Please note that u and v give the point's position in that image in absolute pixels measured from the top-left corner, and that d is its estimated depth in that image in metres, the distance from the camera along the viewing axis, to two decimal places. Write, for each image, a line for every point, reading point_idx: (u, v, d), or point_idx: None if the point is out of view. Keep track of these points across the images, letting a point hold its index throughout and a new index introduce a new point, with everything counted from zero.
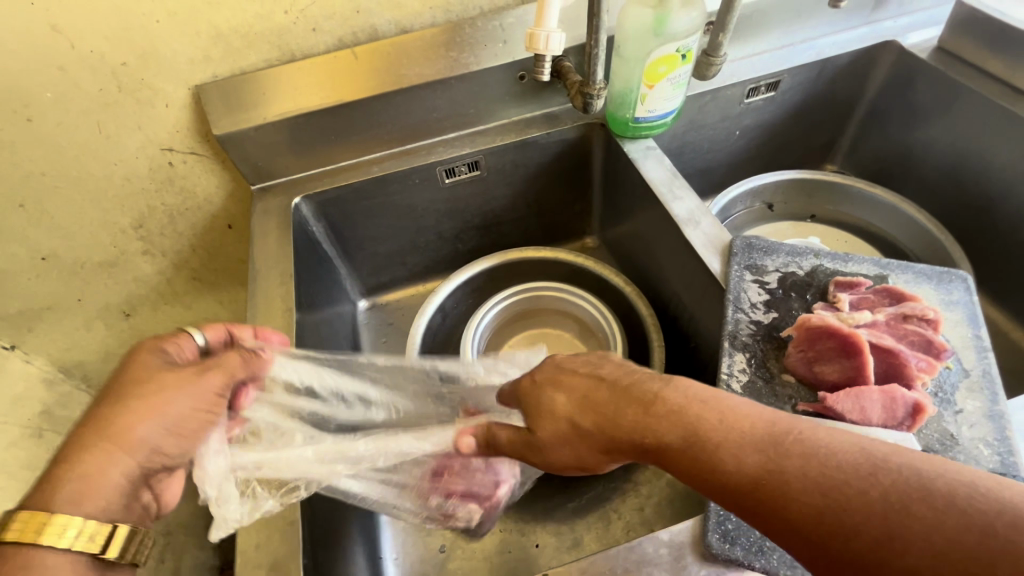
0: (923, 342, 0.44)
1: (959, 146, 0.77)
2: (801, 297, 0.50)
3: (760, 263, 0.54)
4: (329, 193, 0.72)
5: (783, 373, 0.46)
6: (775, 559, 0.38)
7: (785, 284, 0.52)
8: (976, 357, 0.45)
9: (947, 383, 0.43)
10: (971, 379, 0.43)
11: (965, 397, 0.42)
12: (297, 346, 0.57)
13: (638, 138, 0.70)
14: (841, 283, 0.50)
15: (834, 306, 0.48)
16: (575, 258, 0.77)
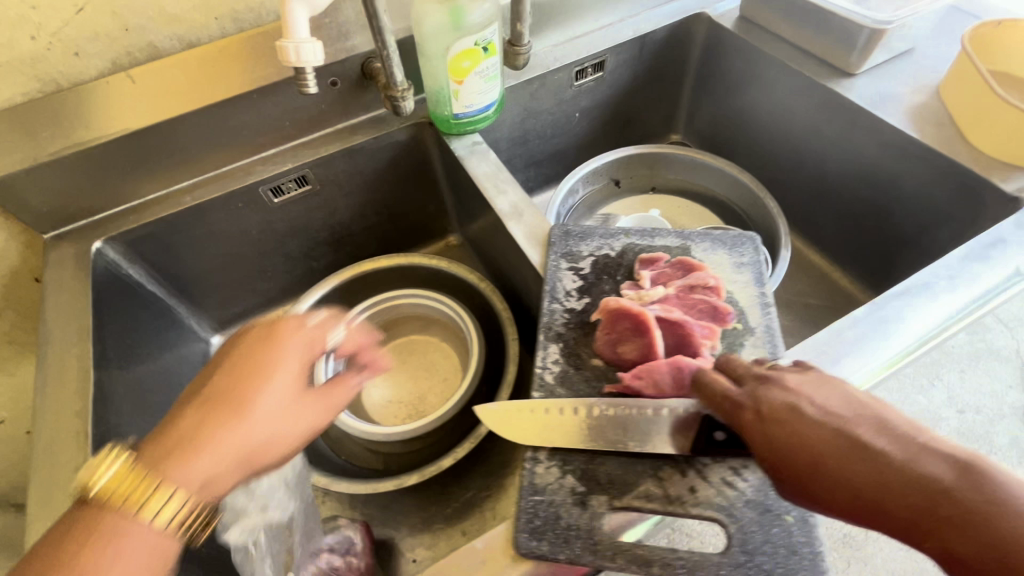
0: (708, 310, 0.47)
1: (769, 107, 0.82)
2: (612, 279, 0.52)
3: (575, 249, 0.55)
4: (137, 230, 0.65)
5: (592, 357, 0.47)
6: (579, 547, 0.38)
7: (597, 267, 0.53)
8: (761, 314, 0.48)
9: (736, 342, 0.46)
10: (755, 335, 0.46)
11: (749, 355, 0.45)
12: (102, 408, 0.52)
13: (464, 134, 0.69)
14: (644, 261, 0.52)
15: (637, 285, 0.50)
16: (427, 261, 0.76)
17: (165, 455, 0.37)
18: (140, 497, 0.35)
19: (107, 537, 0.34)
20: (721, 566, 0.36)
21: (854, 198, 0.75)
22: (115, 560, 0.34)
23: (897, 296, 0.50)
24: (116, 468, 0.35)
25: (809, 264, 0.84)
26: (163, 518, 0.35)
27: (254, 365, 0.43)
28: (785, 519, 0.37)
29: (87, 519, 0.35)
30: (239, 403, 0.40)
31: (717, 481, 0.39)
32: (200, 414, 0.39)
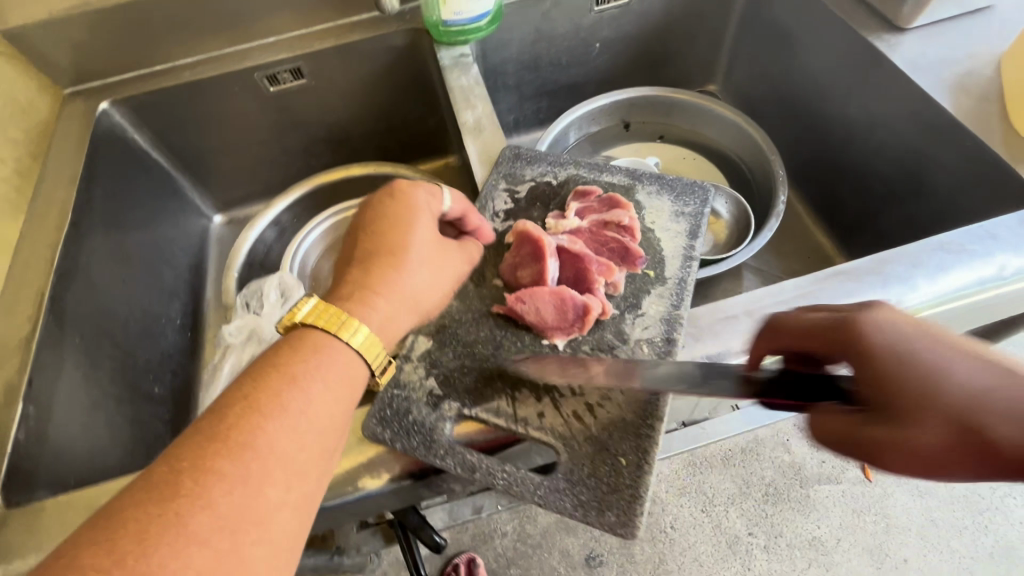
0: (619, 250, 0.46)
1: (807, 59, 0.72)
2: (543, 207, 0.51)
3: (519, 172, 0.53)
4: (141, 97, 0.70)
5: (495, 278, 0.47)
6: (415, 441, 0.40)
7: (533, 194, 0.52)
8: (680, 267, 0.46)
9: (641, 289, 0.45)
10: (664, 286, 0.45)
11: (652, 302, 0.44)
12: (74, 244, 0.58)
13: (454, 44, 0.67)
14: (578, 192, 0.50)
15: (563, 215, 0.49)
16: (409, 172, 0.76)
17: (256, 416, 0.33)
18: (345, 329, 0.38)
19: (313, 350, 0.37)
20: (541, 489, 0.38)
21: (876, 176, 0.67)
22: (334, 383, 0.37)
23: (844, 276, 0.44)
24: (315, 312, 0.39)
25: (815, 245, 0.76)
26: (359, 338, 0.38)
27: (393, 219, 0.43)
28: (619, 461, 0.38)
29: (294, 340, 0.38)
30: (271, 392, 0.34)
31: (567, 412, 0.40)
32: (261, 389, 0.34)
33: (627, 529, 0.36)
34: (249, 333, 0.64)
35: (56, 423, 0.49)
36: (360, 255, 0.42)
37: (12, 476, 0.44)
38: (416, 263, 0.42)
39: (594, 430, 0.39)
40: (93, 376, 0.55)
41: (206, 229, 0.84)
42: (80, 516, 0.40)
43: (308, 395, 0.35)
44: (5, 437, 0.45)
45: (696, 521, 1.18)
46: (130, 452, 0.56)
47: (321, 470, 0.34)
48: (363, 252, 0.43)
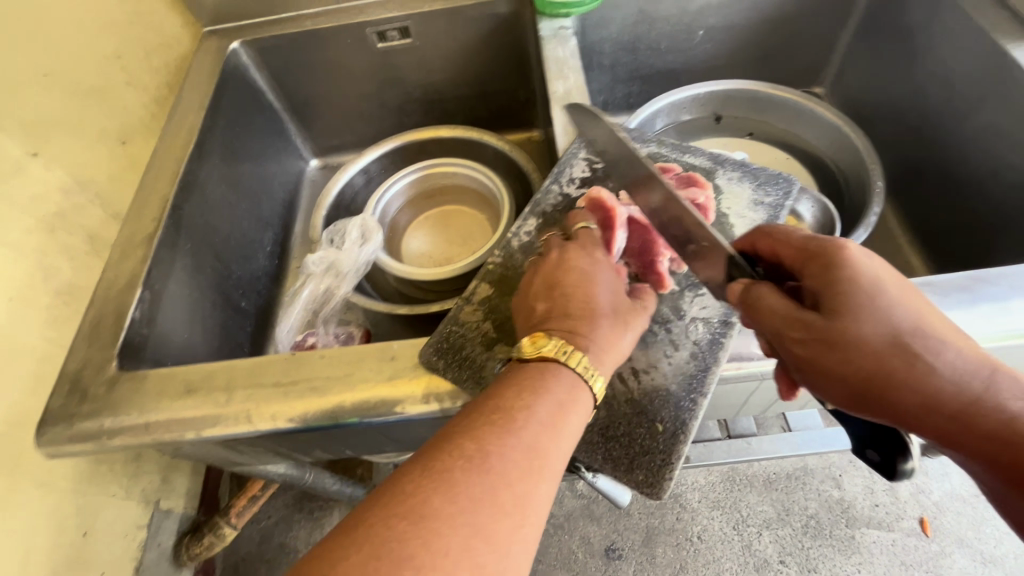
0: None
1: (930, 65, 0.67)
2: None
3: None
4: (265, 41, 0.78)
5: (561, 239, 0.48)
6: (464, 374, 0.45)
7: None
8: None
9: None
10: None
11: None
12: (196, 163, 0.66)
13: (556, 16, 0.68)
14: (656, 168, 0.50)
15: None
16: (493, 139, 0.79)
17: (500, 432, 0.33)
18: (566, 356, 0.37)
19: (546, 380, 0.36)
20: (574, 438, 0.40)
21: (989, 199, 0.62)
22: (573, 407, 0.36)
23: (927, 288, 0.42)
24: (535, 345, 0.38)
25: (905, 267, 0.71)
26: (581, 365, 0.37)
27: (559, 271, 0.42)
28: (655, 427, 0.39)
29: (525, 374, 0.37)
30: (507, 412, 0.34)
31: (611, 373, 0.41)
32: (501, 409, 0.34)
33: (653, 490, 0.38)
34: (328, 265, 0.69)
35: (165, 312, 0.57)
36: (558, 302, 0.40)
37: (126, 346, 0.51)
38: (610, 304, 0.41)
39: (635, 393, 0.40)
40: (197, 279, 0.63)
41: (303, 171, 0.92)
42: (173, 389, 0.47)
43: (541, 415, 0.34)
44: (125, 313, 0.52)
45: (725, 537, 1.15)
46: (217, 351, 0.64)
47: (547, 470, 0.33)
48: (550, 301, 0.41)
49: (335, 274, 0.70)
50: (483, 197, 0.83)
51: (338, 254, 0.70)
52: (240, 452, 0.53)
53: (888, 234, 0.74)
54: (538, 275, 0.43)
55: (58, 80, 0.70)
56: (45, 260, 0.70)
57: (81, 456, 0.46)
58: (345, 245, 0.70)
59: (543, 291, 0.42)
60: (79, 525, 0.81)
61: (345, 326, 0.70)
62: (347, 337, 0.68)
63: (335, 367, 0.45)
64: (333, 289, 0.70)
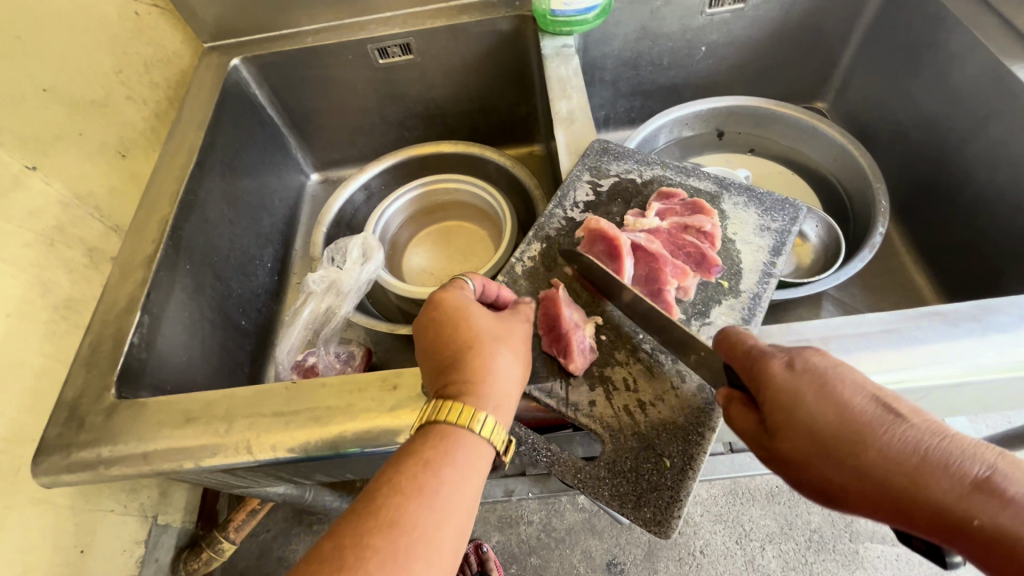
0: (696, 255, 0.46)
1: (934, 84, 0.66)
2: (623, 204, 0.51)
3: (604, 166, 0.53)
4: (266, 57, 0.77)
5: (565, 265, 0.48)
6: None
7: (615, 189, 0.52)
8: (757, 282, 0.45)
9: (711, 299, 0.44)
10: (737, 299, 0.44)
11: (721, 312, 0.44)
12: (196, 182, 0.65)
13: (559, 34, 0.68)
14: (661, 193, 0.50)
15: (642, 214, 0.49)
16: (495, 155, 0.79)
17: (400, 497, 0.33)
18: (465, 419, 0.36)
19: (444, 440, 0.36)
20: (580, 472, 0.39)
21: (995, 220, 0.61)
22: (474, 463, 0.36)
23: (937, 318, 0.42)
24: (433, 407, 0.37)
25: (910, 286, 0.71)
26: (479, 423, 0.37)
27: (442, 328, 0.41)
28: (662, 462, 0.39)
29: (420, 437, 0.37)
30: (409, 466, 0.35)
31: (617, 405, 0.41)
32: (403, 470, 0.34)
33: (661, 528, 0.37)
34: (330, 285, 0.69)
35: (164, 335, 0.56)
36: (438, 365, 0.40)
37: (124, 372, 0.51)
38: (501, 356, 0.40)
39: (642, 426, 0.40)
40: (196, 300, 0.62)
41: (303, 185, 0.91)
42: (173, 417, 0.46)
43: (448, 472, 0.35)
44: (124, 338, 0.52)
45: (728, 551, 1.14)
46: (217, 372, 0.63)
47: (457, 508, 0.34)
48: (432, 364, 0.40)
49: (336, 294, 0.69)
50: (485, 213, 0.82)
51: (339, 272, 0.69)
52: (240, 479, 0.53)
53: (893, 252, 0.74)
54: (419, 338, 0.42)
55: (57, 97, 0.69)
56: (43, 278, 0.69)
57: (78, 486, 0.46)
58: (347, 263, 0.70)
59: (429, 354, 0.41)
60: (76, 544, 0.81)
61: (346, 345, 0.69)
62: (348, 357, 0.67)
63: (336, 397, 0.45)
64: (334, 308, 0.69)
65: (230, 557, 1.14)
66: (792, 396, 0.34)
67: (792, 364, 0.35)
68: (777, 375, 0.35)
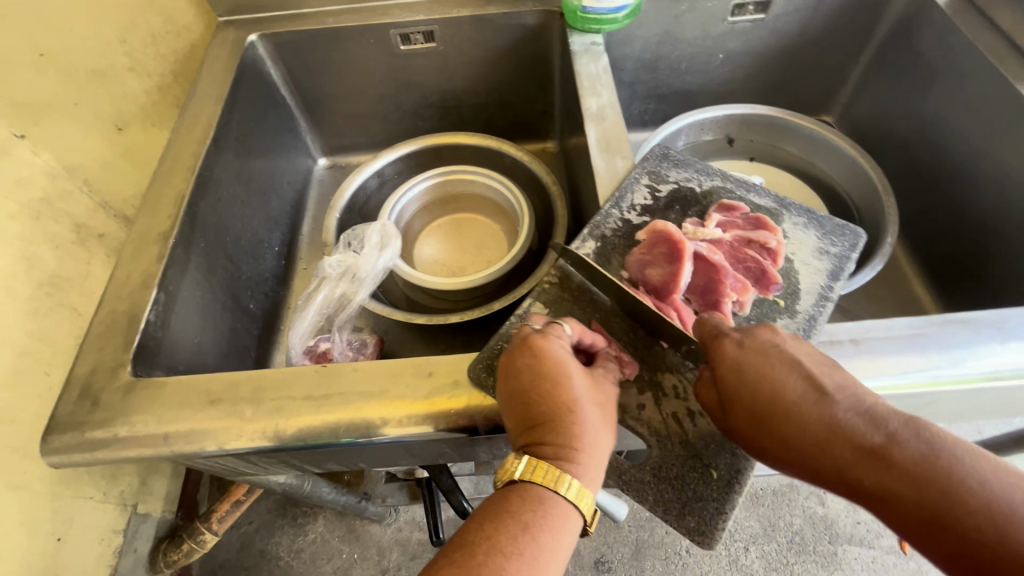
0: (757, 271, 0.45)
1: (943, 104, 0.69)
2: (681, 212, 0.50)
3: (664, 172, 0.53)
4: (285, 36, 0.75)
5: (621, 268, 0.47)
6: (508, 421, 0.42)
7: (674, 196, 0.51)
8: (813, 304, 0.44)
9: (767, 316, 0.43)
10: (793, 319, 0.43)
11: (776, 330, 0.43)
12: (211, 158, 0.63)
13: (587, 32, 0.69)
14: (722, 205, 0.50)
15: (703, 223, 0.48)
16: (512, 151, 0.79)
17: (499, 557, 0.32)
18: (554, 481, 0.35)
19: (536, 504, 0.35)
20: (627, 475, 0.39)
21: (1001, 237, 0.64)
22: (565, 529, 0.35)
23: (960, 324, 0.43)
24: (525, 468, 0.36)
25: (911, 297, 0.73)
26: (574, 492, 0.35)
27: (537, 381, 0.38)
28: (709, 473, 0.38)
29: (512, 493, 0.36)
30: (508, 524, 0.34)
31: (666, 412, 0.40)
32: (501, 529, 0.34)
33: (705, 539, 0.37)
34: (350, 272, 0.68)
35: (178, 313, 0.54)
36: (529, 418, 0.38)
37: (140, 350, 0.49)
38: (596, 418, 0.38)
39: (690, 435, 0.39)
40: (208, 281, 0.60)
41: (311, 170, 0.90)
42: (192, 397, 0.44)
43: (542, 539, 0.34)
44: (140, 315, 0.50)
45: (712, 551, 1.16)
46: (226, 356, 0.61)
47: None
48: (524, 415, 0.38)
49: (355, 280, 0.68)
50: (497, 207, 0.82)
51: (356, 259, 0.68)
52: (253, 464, 0.51)
53: (896, 264, 0.76)
54: (505, 383, 0.39)
55: (57, 62, 0.66)
56: (33, 253, 0.66)
57: (87, 466, 0.44)
58: (367, 249, 0.69)
59: (517, 401, 0.38)
60: (54, 532, 0.77)
61: (358, 333, 0.68)
62: (361, 344, 0.66)
63: (369, 382, 0.44)
64: (350, 297, 0.68)
65: (210, 549, 1.11)
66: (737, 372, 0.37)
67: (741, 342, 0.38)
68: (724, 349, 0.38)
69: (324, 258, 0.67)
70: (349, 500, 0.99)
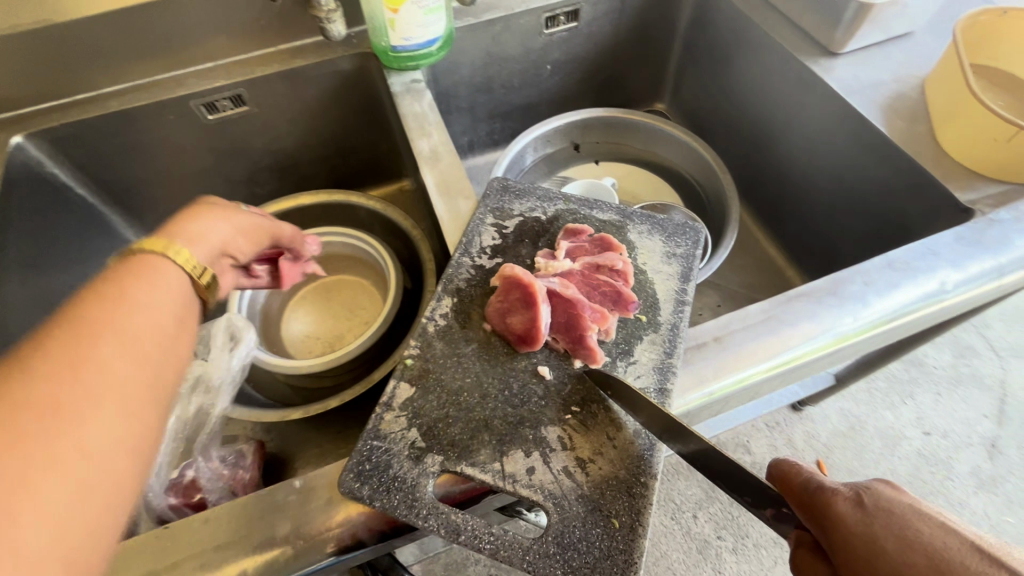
0: (613, 294, 0.45)
1: (751, 79, 0.74)
2: (532, 245, 0.49)
3: (507, 206, 0.51)
4: (60, 129, 0.64)
5: (483, 320, 0.44)
6: (415, 470, 0.38)
7: (522, 229, 0.50)
8: (673, 311, 0.45)
9: (633, 335, 0.44)
10: (657, 332, 0.44)
11: (644, 348, 0.43)
12: None
13: (405, 70, 0.66)
14: (569, 231, 0.49)
15: (553, 255, 0.47)
16: (363, 201, 0.74)
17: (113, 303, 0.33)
18: (163, 250, 0.38)
19: (144, 270, 0.36)
20: (531, 552, 0.35)
21: (821, 191, 0.70)
22: (149, 291, 0.35)
23: (803, 298, 0.46)
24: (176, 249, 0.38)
25: (767, 258, 0.79)
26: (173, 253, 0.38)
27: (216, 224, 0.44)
28: (611, 523, 0.36)
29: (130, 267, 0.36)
30: (68, 357, 0.29)
31: (556, 469, 0.38)
32: (100, 313, 0.32)
33: None
34: (201, 386, 0.60)
35: None
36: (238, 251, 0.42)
37: None
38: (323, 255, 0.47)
39: (585, 487, 0.37)
40: None
41: None
42: None
43: (153, 298, 0.35)
44: None
45: (667, 529, 1.19)
46: None
47: (156, 399, 0.32)
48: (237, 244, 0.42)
49: (209, 392, 0.60)
50: (361, 262, 0.77)
51: (204, 368, 0.60)
52: None
53: (747, 229, 0.81)
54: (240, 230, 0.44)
55: None
56: None
57: None
58: (217, 354, 0.61)
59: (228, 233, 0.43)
60: None
61: (232, 445, 0.60)
62: (237, 458, 0.58)
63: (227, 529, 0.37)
64: (206, 414, 0.59)
65: None
66: (870, 543, 0.31)
67: (861, 501, 0.33)
68: (846, 515, 0.33)
69: None
70: None
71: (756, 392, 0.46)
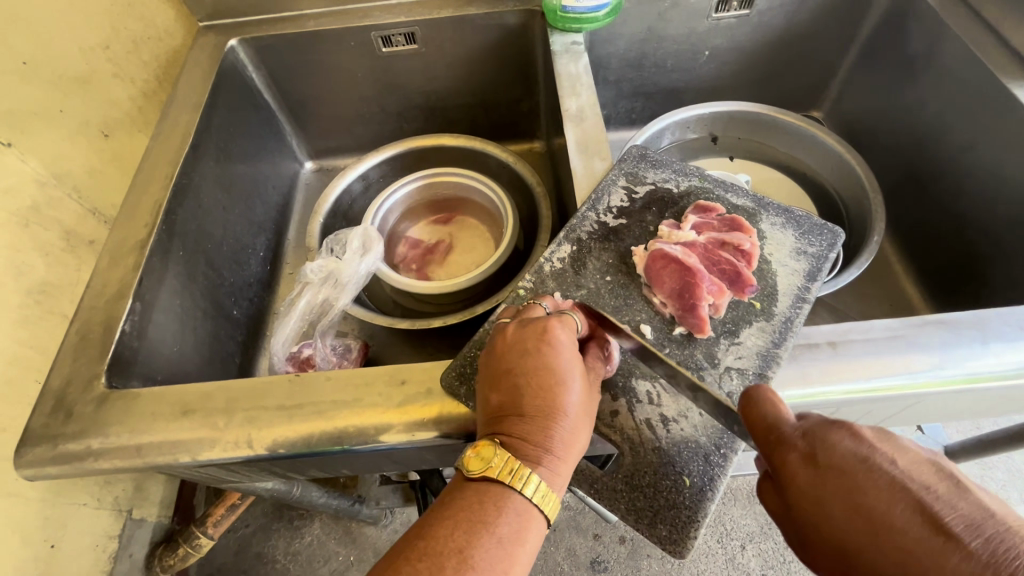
0: (732, 273, 0.45)
1: (932, 97, 0.68)
2: (658, 213, 0.50)
3: (641, 172, 0.52)
4: (264, 39, 0.75)
5: (596, 271, 0.46)
6: None
7: (651, 197, 0.51)
8: (790, 305, 0.44)
9: (742, 319, 0.43)
10: (768, 322, 0.43)
11: (751, 333, 0.43)
12: (189, 165, 0.63)
13: (568, 31, 0.68)
14: (699, 206, 0.49)
15: (679, 225, 0.48)
16: (497, 151, 0.78)
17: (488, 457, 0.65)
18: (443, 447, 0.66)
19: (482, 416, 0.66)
20: (600, 483, 0.39)
21: (987, 232, 0.63)
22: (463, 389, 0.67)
23: (940, 327, 0.42)
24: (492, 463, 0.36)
25: (901, 294, 0.73)
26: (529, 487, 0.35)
27: (518, 365, 0.39)
28: (682, 480, 0.38)
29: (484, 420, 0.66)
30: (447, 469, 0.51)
31: (640, 419, 0.40)
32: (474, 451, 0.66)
33: (677, 546, 0.37)
34: (331, 278, 0.68)
35: (156, 321, 0.54)
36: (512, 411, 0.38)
37: (114, 360, 0.49)
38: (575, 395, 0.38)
39: (663, 442, 0.39)
40: (188, 289, 0.60)
41: (298, 174, 0.89)
42: (163, 407, 0.44)
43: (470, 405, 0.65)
44: (115, 325, 0.50)
45: (709, 550, 1.15)
46: (208, 363, 0.61)
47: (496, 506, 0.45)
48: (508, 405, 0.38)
49: (336, 285, 0.68)
50: (481, 209, 0.81)
51: (335, 263, 0.68)
52: (231, 473, 0.51)
53: (885, 259, 0.75)
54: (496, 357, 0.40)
55: None
56: None
57: (61, 480, 0.43)
58: (349, 253, 0.69)
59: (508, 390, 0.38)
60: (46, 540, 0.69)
61: (343, 338, 0.68)
62: (345, 350, 0.65)
63: (342, 391, 0.44)
64: (331, 305, 0.68)
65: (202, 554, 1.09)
66: (816, 501, 0.33)
67: (813, 456, 0.33)
68: (795, 473, 0.34)
69: (306, 261, 0.68)
70: (341, 503, 0.98)
71: (861, 411, 0.44)
